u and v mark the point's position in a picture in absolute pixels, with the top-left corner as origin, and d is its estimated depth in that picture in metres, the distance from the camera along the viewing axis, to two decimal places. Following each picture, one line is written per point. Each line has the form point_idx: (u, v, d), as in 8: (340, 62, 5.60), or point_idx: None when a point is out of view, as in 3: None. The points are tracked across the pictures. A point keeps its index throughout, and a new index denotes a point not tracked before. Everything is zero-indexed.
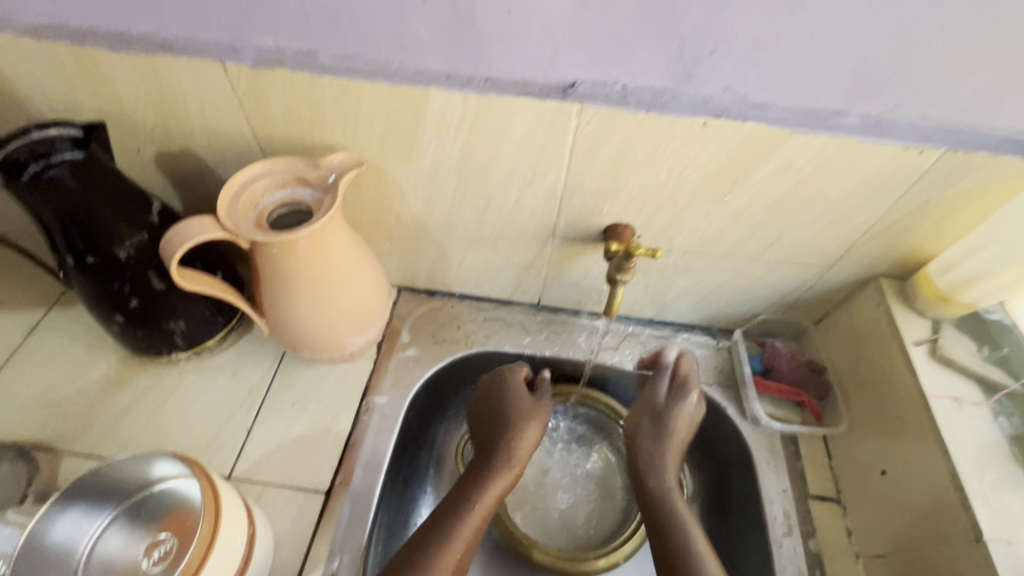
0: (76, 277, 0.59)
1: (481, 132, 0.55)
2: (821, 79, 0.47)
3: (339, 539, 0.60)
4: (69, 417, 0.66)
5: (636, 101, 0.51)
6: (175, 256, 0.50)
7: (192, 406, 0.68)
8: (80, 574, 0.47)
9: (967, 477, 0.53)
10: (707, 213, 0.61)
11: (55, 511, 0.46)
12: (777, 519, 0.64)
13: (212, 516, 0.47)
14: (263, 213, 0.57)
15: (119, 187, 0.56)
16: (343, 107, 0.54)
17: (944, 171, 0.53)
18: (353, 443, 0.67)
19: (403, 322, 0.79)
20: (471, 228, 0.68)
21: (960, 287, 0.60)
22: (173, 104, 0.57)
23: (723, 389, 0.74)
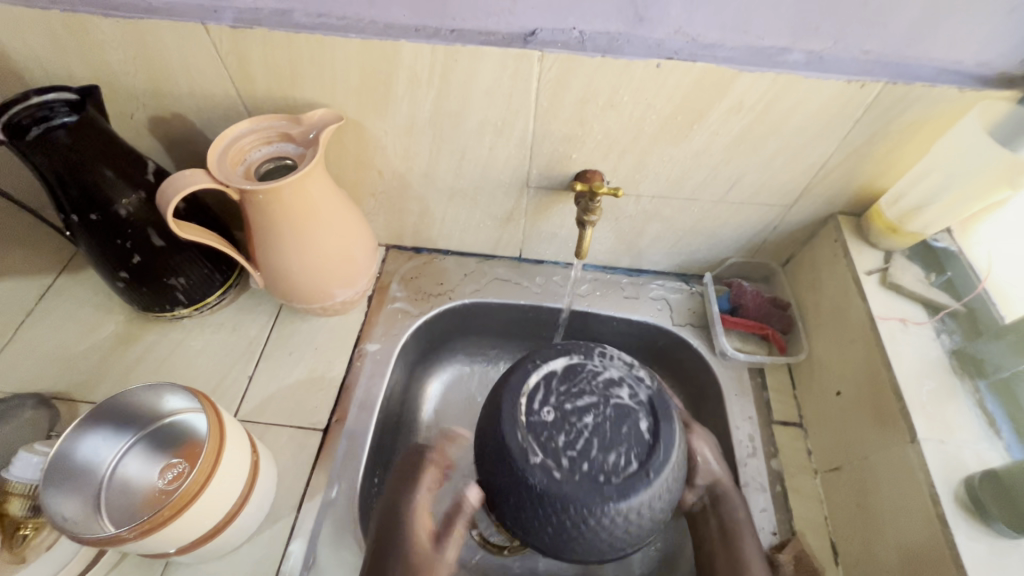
0: (81, 235, 0.63)
1: (451, 83, 0.58)
2: (766, 17, 0.51)
3: (336, 470, 0.66)
4: (85, 369, 0.72)
5: (593, 47, 0.54)
6: (170, 204, 0.54)
7: (198, 357, 0.74)
8: (101, 494, 0.52)
9: (908, 387, 0.56)
10: (670, 156, 0.65)
11: (79, 435, 0.51)
12: (742, 441, 0.69)
13: (218, 438, 0.52)
14: (250, 167, 0.60)
15: (115, 146, 0.60)
16: (318, 62, 0.58)
17: (886, 102, 0.56)
18: (346, 386, 0.72)
19: (391, 277, 0.83)
20: (449, 181, 0.72)
21: (908, 215, 0.63)
22: (162, 69, 0.61)
23: (695, 329, 0.78)
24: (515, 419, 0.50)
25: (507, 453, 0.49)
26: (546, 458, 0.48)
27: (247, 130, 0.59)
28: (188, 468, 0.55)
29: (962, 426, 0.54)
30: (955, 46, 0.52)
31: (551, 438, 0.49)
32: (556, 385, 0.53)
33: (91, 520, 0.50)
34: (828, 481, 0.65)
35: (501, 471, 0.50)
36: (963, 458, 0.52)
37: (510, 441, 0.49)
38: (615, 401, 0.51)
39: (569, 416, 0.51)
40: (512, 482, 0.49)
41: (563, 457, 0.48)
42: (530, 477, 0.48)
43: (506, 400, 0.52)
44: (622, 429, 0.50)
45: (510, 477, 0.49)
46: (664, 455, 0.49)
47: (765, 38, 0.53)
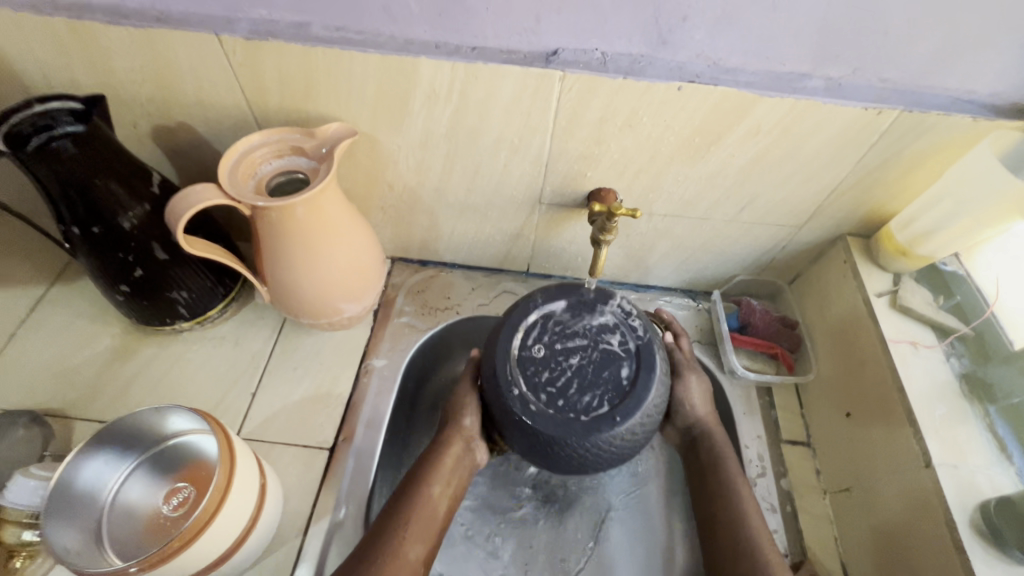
0: (81, 247, 0.61)
1: (469, 99, 0.57)
2: (788, 43, 0.52)
3: (344, 491, 0.64)
4: (80, 385, 0.69)
5: (615, 68, 0.54)
6: (181, 222, 0.53)
7: (199, 372, 0.71)
8: (103, 521, 0.50)
9: (921, 411, 0.57)
10: (685, 176, 0.65)
11: (82, 459, 0.49)
12: (752, 461, 0.69)
13: (228, 465, 0.50)
14: (261, 181, 0.59)
15: (120, 157, 0.58)
16: (334, 76, 0.57)
17: (901, 129, 0.56)
18: (353, 404, 0.71)
19: (397, 291, 0.82)
20: (461, 196, 0.71)
21: (919, 239, 0.64)
22: (170, 79, 0.59)
23: (703, 346, 0.78)
24: (512, 349, 0.58)
25: (496, 378, 0.57)
26: (526, 390, 0.56)
27: (258, 144, 0.58)
28: (195, 494, 0.53)
29: (974, 451, 0.55)
30: (971, 76, 0.53)
31: (537, 369, 0.57)
32: (553, 323, 0.59)
33: (93, 549, 0.48)
34: (838, 502, 0.65)
35: (489, 390, 0.58)
36: (976, 483, 0.53)
37: (502, 368, 0.57)
38: (603, 346, 0.58)
39: (559, 354, 0.58)
40: (495, 400, 0.57)
41: (542, 394, 0.56)
42: (512, 408, 0.55)
43: (508, 327, 0.59)
44: (604, 373, 0.56)
45: (494, 395, 0.57)
46: (636, 402, 0.55)
47: (786, 63, 0.53)
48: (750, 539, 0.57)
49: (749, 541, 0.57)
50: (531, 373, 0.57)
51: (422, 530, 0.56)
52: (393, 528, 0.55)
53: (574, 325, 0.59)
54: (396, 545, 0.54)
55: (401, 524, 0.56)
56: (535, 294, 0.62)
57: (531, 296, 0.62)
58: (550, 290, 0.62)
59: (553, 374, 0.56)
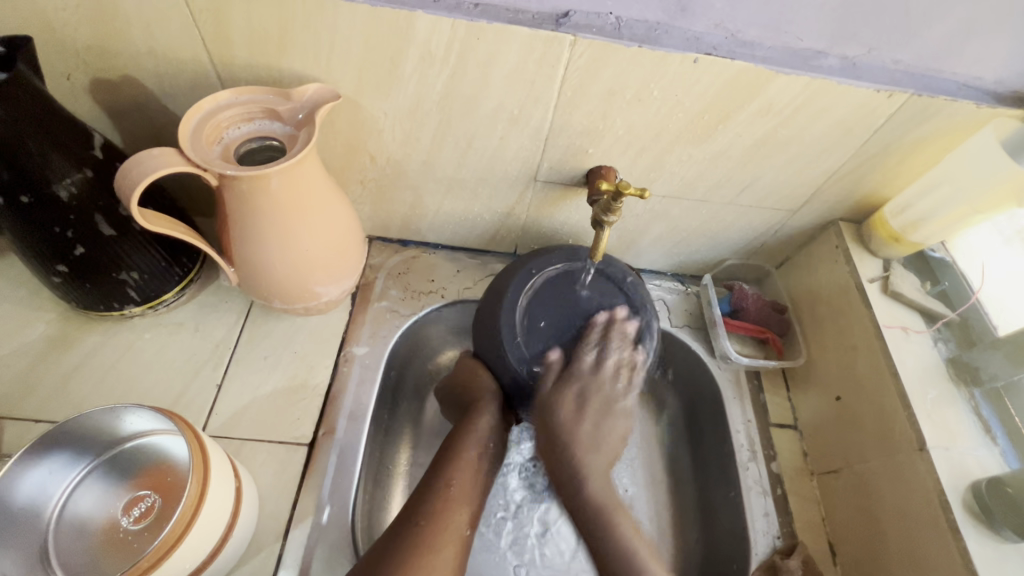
0: (6, 218, 0.52)
1: (469, 63, 0.52)
2: (809, 17, 0.49)
3: (327, 491, 0.59)
4: (8, 379, 0.60)
5: (629, 35, 0.50)
6: (135, 190, 0.45)
7: (154, 363, 0.64)
8: (50, 536, 0.44)
9: (913, 395, 0.58)
10: (689, 156, 0.62)
11: (22, 466, 0.42)
12: (743, 445, 0.69)
13: (201, 474, 0.44)
14: (229, 147, 0.52)
15: (53, 114, 0.49)
16: (315, 29, 0.50)
17: (907, 113, 0.56)
18: (333, 395, 0.65)
19: (376, 273, 0.76)
20: (450, 171, 0.66)
21: (911, 226, 0.64)
22: (113, 21, 0.50)
23: (693, 331, 0.77)
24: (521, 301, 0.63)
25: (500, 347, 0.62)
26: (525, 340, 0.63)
27: (225, 103, 0.50)
28: (162, 501, 0.47)
29: (963, 433, 0.57)
30: (980, 62, 0.52)
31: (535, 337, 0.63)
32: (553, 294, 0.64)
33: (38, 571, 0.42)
34: (826, 483, 0.66)
35: (489, 329, 0.64)
36: (965, 464, 0.55)
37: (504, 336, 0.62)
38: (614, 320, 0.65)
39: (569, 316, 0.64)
40: (491, 339, 0.64)
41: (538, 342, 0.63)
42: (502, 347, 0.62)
43: (519, 285, 0.64)
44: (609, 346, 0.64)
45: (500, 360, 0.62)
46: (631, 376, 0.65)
47: (804, 39, 0.51)
48: (620, 541, 0.58)
49: (617, 547, 0.58)
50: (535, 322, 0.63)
51: (464, 493, 0.57)
52: (434, 495, 0.56)
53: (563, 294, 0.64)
54: (443, 512, 0.55)
55: (441, 491, 0.57)
56: (528, 264, 0.64)
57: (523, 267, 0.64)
58: (539, 258, 0.65)
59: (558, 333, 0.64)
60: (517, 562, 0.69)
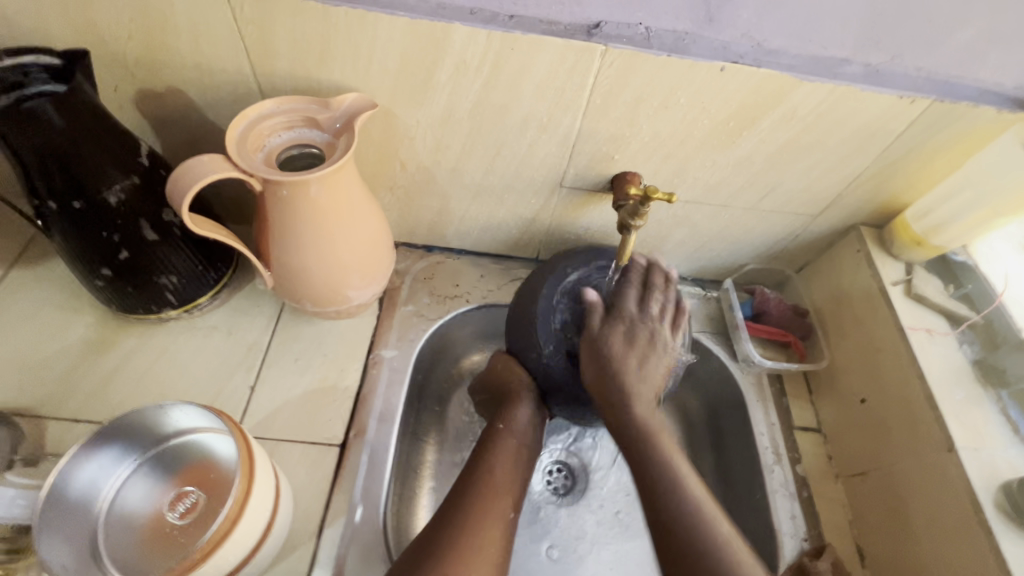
0: (56, 224, 0.54)
1: (501, 72, 0.54)
2: (833, 26, 0.51)
3: (358, 490, 0.60)
4: (50, 380, 0.62)
5: (659, 45, 0.52)
6: (185, 196, 0.47)
7: (189, 365, 0.65)
8: (101, 530, 0.45)
9: (941, 396, 0.58)
10: (713, 162, 0.63)
11: (77, 461, 0.43)
12: (767, 448, 0.69)
13: (247, 475, 0.45)
14: (270, 154, 0.53)
15: (105, 125, 0.51)
16: (355, 41, 0.52)
17: (929, 119, 0.57)
18: (363, 397, 0.66)
19: (402, 278, 0.78)
20: (478, 178, 0.67)
21: (933, 230, 0.65)
22: (162, 36, 0.52)
23: (714, 335, 0.78)
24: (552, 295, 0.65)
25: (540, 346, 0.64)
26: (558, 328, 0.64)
27: (268, 113, 0.52)
28: (207, 497, 0.48)
29: (992, 434, 0.57)
30: (1001, 69, 0.53)
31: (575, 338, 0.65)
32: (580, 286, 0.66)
33: (90, 563, 0.43)
34: (852, 485, 0.66)
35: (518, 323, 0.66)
36: (995, 464, 0.55)
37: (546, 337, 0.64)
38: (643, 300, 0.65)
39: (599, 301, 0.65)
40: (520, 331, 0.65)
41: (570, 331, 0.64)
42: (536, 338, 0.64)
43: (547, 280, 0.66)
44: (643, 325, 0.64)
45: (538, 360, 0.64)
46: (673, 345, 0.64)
47: (828, 47, 0.52)
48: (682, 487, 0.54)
49: (668, 473, 0.55)
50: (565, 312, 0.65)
51: (507, 480, 0.59)
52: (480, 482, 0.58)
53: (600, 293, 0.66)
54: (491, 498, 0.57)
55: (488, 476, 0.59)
56: (558, 260, 0.67)
57: (553, 266, 0.67)
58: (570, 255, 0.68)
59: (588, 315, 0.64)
60: (547, 545, 0.71)
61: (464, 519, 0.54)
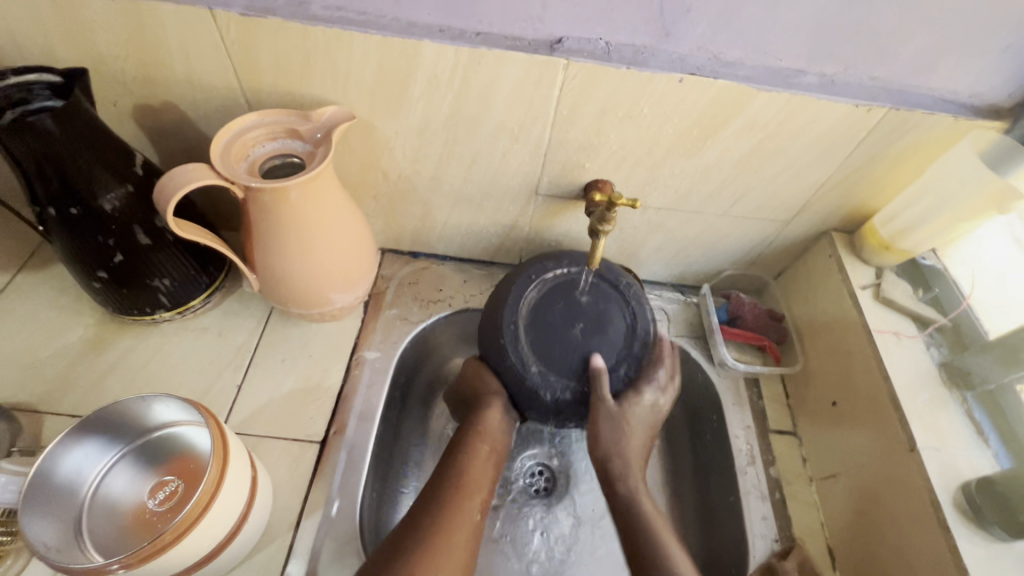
0: (56, 229, 0.58)
1: (471, 86, 0.57)
2: (786, 38, 0.53)
3: (336, 485, 0.63)
4: (49, 377, 0.65)
5: (619, 58, 0.54)
6: (170, 201, 0.50)
7: (180, 364, 0.68)
8: (84, 514, 0.48)
9: (905, 397, 0.59)
10: (681, 169, 0.66)
11: (64, 448, 0.46)
12: (741, 450, 0.70)
13: (221, 461, 0.48)
14: (254, 163, 0.57)
15: (102, 137, 0.55)
16: (334, 58, 0.55)
17: (888, 126, 0.59)
18: (344, 396, 0.69)
19: (388, 283, 0.81)
20: (457, 186, 0.70)
21: (899, 235, 0.66)
22: (156, 55, 0.56)
23: (692, 339, 0.79)
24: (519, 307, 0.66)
25: (504, 353, 0.64)
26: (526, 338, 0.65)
27: (252, 124, 0.56)
28: (184, 486, 0.51)
29: (955, 435, 0.58)
30: (953, 78, 0.55)
31: (542, 345, 0.65)
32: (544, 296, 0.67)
33: (72, 543, 0.46)
34: (824, 488, 0.67)
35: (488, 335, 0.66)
36: (957, 465, 0.56)
37: (509, 343, 0.64)
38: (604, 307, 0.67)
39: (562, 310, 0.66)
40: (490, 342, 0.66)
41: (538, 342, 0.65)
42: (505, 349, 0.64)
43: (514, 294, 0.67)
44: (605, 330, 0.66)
45: (509, 367, 0.64)
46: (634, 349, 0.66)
47: (782, 59, 0.55)
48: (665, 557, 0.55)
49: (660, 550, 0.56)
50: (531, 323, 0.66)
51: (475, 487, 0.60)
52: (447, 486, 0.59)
53: (565, 300, 0.67)
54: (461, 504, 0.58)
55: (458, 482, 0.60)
56: (519, 269, 0.68)
57: (513, 276, 0.68)
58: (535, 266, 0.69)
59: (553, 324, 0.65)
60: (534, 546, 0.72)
61: (434, 527, 0.55)
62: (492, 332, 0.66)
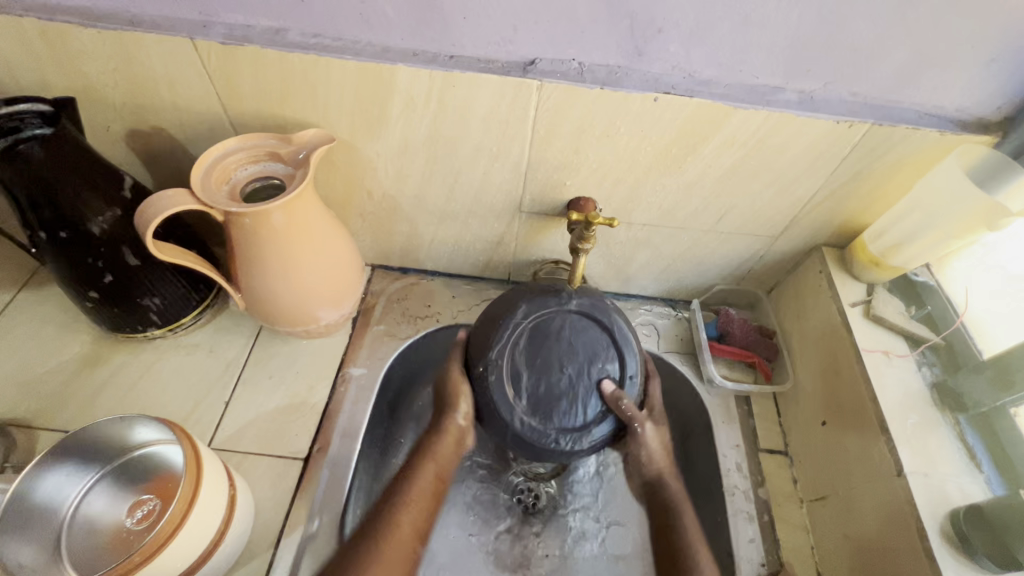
0: (48, 252, 0.60)
1: (447, 108, 0.58)
2: (761, 57, 0.52)
3: (318, 502, 0.63)
4: (45, 394, 0.67)
5: (592, 78, 0.54)
6: (151, 228, 0.52)
7: (170, 381, 0.70)
8: (64, 532, 0.50)
9: (892, 420, 0.58)
10: (663, 187, 0.65)
11: (38, 472, 0.48)
12: (730, 471, 0.69)
13: (193, 483, 0.49)
14: (236, 187, 0.58)
15: (90, 161, 0.57)
16: (312, 83, 0.56)
17: (872, 142, 0.57)
18: (330, 413, 0.70)
19: (377, 298, 0.81)
20: (441, 204, 0.71)
21: (890, 251, 0.65)
22: (143, 82, 0.58)
23: (682, 356, 0.78)
24: (500, 349, 0.59)
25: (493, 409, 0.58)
26: (512, 386, 0.58)
27: (233, 149, 0.57)
28: (160, 504, 0.52)
29: (945, 460, 0.56)
30: (937, 93, 0.54)
31: (529, 390, 0.58)
32: (526, 330, 0.59)
33: (52, 560, 0.48)
34: (814, 511, 0.65)
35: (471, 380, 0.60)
36: (946, 491, 0.54)
37: (496, 399, 0.58)
38: (591, 336, 0.59)
39: (546, 344, 0.59)
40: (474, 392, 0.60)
41: (524, 389, 0.58)
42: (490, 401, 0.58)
43: (497, 331, 0.59)
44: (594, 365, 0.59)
45: (495, 417, 0.58)
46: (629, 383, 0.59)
47: (759, 76, 0.54)
48: None
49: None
50: (516, 369, 0.59)
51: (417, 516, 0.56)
52: (413, 485, 0.58)
53: (552, 338, 0.59)
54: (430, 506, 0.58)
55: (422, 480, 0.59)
56: (496, 309, 0.61)
57: (492, 318, 0.61)
58: (513, 293, 0.61)
59: (540, 367, 0.58)
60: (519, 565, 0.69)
61: (398, 527, 0.55)
62: (476, 384, 0.59)
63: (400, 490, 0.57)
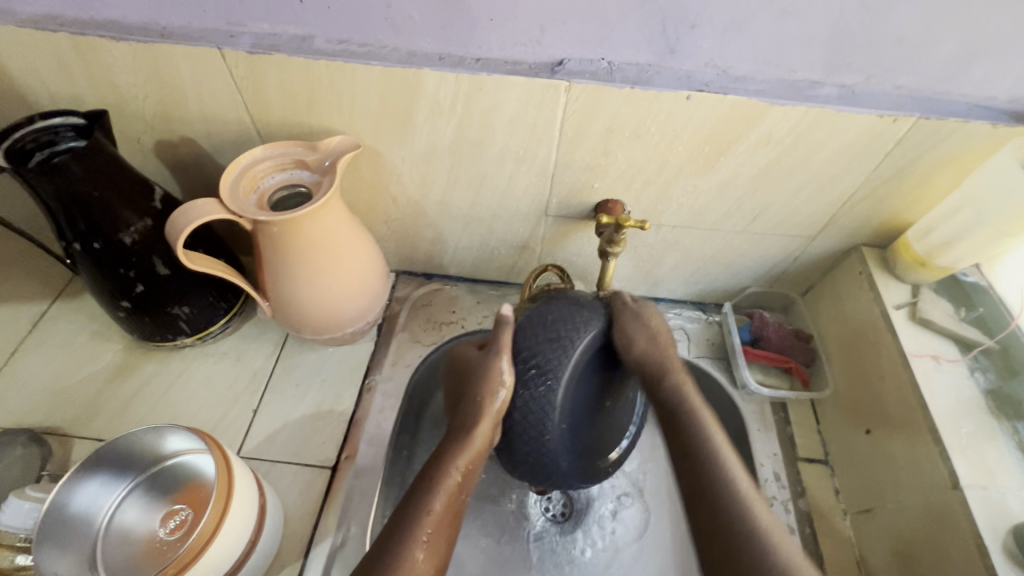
0: (82, 263, 0.60)
1: (473, 111, 0.57)
2: (800, 50, 0.50)
3: (347, 511, 0.63)
4: (79, 402, 0.68)
5: (622, 78, 0.53)
6: (182, 237, 0.52)
7: (200, 389, 0.70)
8: (99, 541, 0.50)
9: (945, 429, 0.55)
10: (694, 187, 0.63)
11: (76, 480, 0.48)
12: (768, 481, 0.66)
13: (226, 490, 0.49)
14: (263, 195, 0.58)
15: (121, 173, 0.57)
16: (338, 89, 0.56)
17: (918, 136, 0.55)
18: (356, 420, 0.69)
19: (401, 305, 0.81)
20: (466, 209, 0.70)
21: (937, 250, 0.62)
22: (172, 93, 0.58)
23: (714, 361, 0.76)
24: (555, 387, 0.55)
25: (552, 462, 0.57)
26: (564, 421, 0.56)
27: (260, 158, 0.57)
28: (194, 512, 0.52)
29: (1003, 471, 0.53)
30: (989, 83, 0.51)
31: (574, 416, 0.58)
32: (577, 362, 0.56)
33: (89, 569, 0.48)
34: (859, 523, 0.62)
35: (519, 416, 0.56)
36: (1006, 504, 0.51)
37: (555, 452, 0.56)
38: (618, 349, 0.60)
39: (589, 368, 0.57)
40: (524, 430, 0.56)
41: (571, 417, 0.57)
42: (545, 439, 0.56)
43: (549, 368, 0.55)
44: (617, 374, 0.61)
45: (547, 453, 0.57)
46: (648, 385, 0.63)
47: (797, 71, 0.52)
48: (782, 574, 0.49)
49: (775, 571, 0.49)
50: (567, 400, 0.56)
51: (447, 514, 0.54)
52: (442, 485, 0.54)
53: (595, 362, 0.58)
54: (453, 517, 0.54)
55: (449, 480, 0.55)
56: (547, 356, 0.55)
57: (544, 366, 0.55)
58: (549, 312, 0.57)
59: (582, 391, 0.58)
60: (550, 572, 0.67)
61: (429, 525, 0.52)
62: (531, 436, 0.56)
63: (428, 496, 0.53)
